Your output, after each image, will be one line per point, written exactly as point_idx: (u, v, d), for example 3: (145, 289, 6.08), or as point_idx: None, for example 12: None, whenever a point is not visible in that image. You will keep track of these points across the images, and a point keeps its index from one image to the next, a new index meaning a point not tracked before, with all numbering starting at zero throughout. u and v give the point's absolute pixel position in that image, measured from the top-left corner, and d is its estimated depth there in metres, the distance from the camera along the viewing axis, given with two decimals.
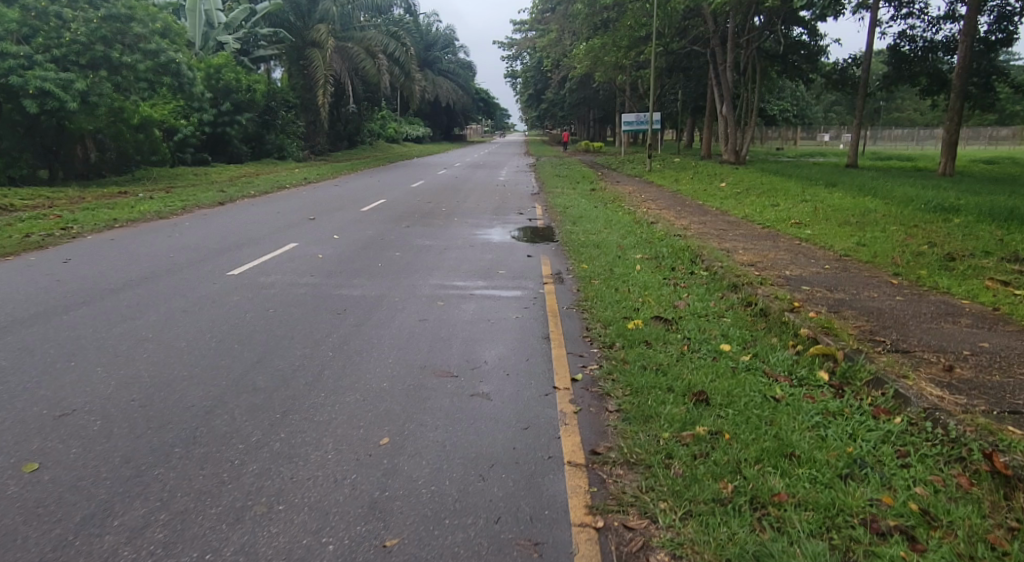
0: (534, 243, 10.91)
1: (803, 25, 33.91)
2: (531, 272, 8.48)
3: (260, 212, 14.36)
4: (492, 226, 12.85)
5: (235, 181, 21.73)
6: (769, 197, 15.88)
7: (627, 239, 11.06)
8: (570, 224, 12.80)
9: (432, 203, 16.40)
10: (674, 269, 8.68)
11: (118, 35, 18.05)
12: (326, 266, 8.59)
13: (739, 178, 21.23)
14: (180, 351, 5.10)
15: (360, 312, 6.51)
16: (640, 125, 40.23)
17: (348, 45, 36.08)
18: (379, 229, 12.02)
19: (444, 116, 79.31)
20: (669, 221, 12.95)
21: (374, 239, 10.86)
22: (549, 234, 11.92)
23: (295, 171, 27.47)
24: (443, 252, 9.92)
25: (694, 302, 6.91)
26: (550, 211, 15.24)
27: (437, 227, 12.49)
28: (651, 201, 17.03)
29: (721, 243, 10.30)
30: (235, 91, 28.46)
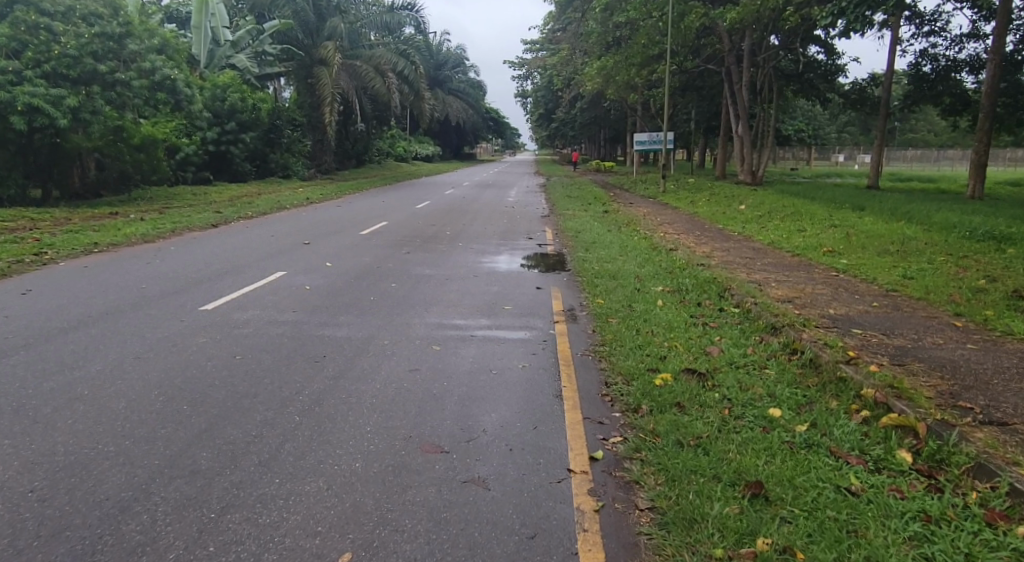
0: (545, 273, 10.05)
1: (820, 44, 33.16)
2: (541, 308, 7.57)
3: (254, 235, 13.59)
4: (499, 252, 12.00)
5: (234, 202, 21.07)
6: (795, 221, 14.96)
7: (645, 269, 10.17)
8: (583, 250, 11.94)
9: (437, 226, 15.60)
10: (701, 305, 7.74)
11: (111, 51, 17.59)
12: (312, 299, 7.74)
13: (760, 200, 20.34)
14: (115, 415, 4.24)
15: (342, 359, 5.63)
16: (653, 144, 39.47)
17: (356, 63, 35.61)
18: (377, 255, 11.19)
19: (453, 136, 79.05)
20: (690, 249, 12.06)
21: (371, 267, 10.04)
22: (560, 262, 11.06)
23: (299, 191, 26.80)
24: (444, 283, 9.06)
25: (728, 348, 5.97)
26: (561, 235, 14.37)
27: (439, 253, 11.64)
28: (668, 225, 16.15)
29: (750, 275, 9.38)
30: (239, 111, 27.80)
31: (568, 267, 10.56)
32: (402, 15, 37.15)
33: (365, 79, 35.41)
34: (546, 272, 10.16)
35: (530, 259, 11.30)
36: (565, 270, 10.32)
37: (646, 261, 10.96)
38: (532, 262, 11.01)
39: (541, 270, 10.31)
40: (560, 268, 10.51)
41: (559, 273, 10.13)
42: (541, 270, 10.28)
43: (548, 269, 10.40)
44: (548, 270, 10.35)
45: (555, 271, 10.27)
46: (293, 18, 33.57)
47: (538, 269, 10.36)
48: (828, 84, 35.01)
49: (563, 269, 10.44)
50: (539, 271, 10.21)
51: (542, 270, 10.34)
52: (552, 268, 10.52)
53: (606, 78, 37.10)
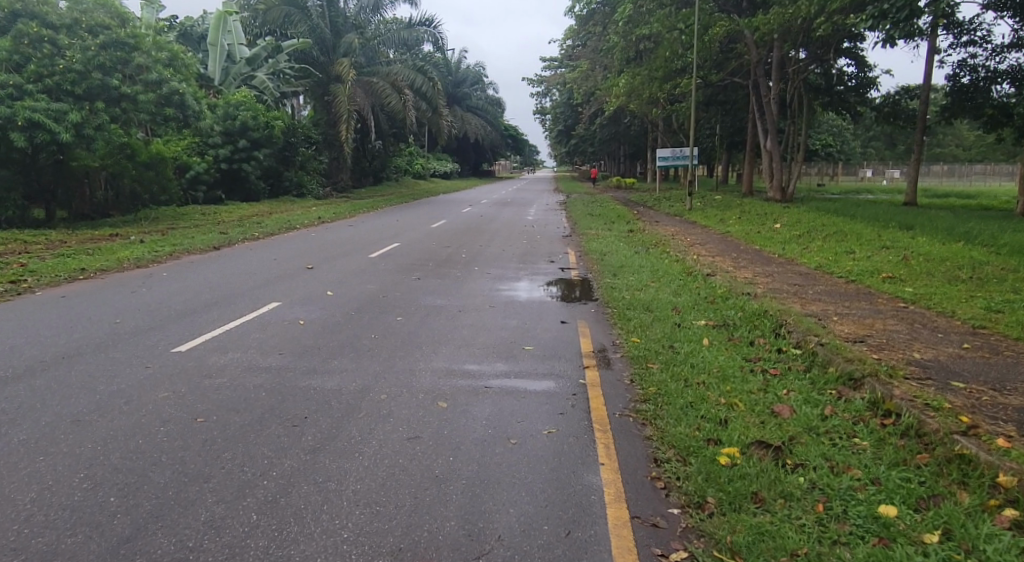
0: (571, 302, 8.99)
1: (849, 56, 32.03)
2: (567, 349, 6.50)
3: (256, 259, 12.72)
4: (518, 277, 10.97)
5: (243, 221, 20.29)
6: (840, 242, 13.82)
7: (682, 298, 9.09)
8: (610, 275, 10.89)
9: (452, 248, 14.64)
10: (754, 346, 6.64)
11: (119, 64, 16.83)
12: (304, 338, 6.72)
13: (796, 218, 19.20)
14: (14, 515, 3.23)
15: (325, 422, 4.58)
16: (676, 160, 38.32)
17: (373, 80, 35.01)
18: (384, 282, 10.21)
19: (472, 154, 78.62)
20: (728, 274, 10.95)
21: (377, 297, 9.05)
22: (587, 289, 9.99)
23: (312, 210, 26.08)
24: (458, 317, 8.01)
25: (801, 407, 4.83)
26: (586, 257, 13.33)
27: (453, 280, 10.61)
28: (701, 246, 15.08)
29: (804, 305, 8.26)
30: (251, 128, 26.92)
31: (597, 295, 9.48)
32: (420, 31, 35.70)
33: (382, 96, 34.77)
34: (572, 301, 9.09)
35: (556, 286, 10.25)
36: (594, 299, 9.26)
37: (681, 288, 9.88)
38: (555, 290, 9.96)
39: (565, 299, 9.26)
40: (587, 296, 9.45)
41: (584, 302, 9.08)
42: (566, 299, 9.22)
43: (575, 298, 9.32)
44: (573, 299, 9.28)
45: (581, 300, 9.20)
46: (310, 35, 33.27)
47: (562, 298, 9.32)
48: (859, 97, 33.78)
49: (591, 298, 9.38)
50: (565, 301, 9.15)
51: (566, 298, 9.30)
52: (580, 296, 9.45)
53: (628, 92, 36.14)
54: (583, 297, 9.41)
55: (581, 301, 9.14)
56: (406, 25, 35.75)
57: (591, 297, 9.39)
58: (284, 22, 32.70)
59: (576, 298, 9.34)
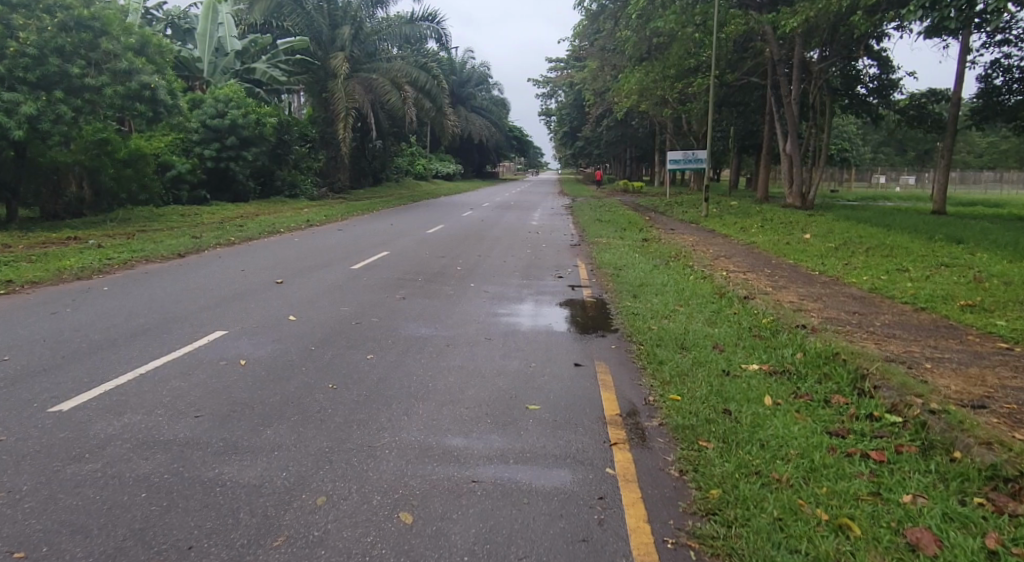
0: (585, 333, 7.39)
1: (873, 56, 30.41)
2: (584, 411, 4.89)
3: (220, 270, 11.07)
4: (522, 298, 9.35)
5: (224, 224, 18.65)
6: (890, 259, 12.21)
7: (722, 330, 7.45)
8: (630, 297, 9.27)
9: (447, 258, 13.04)
10: (835, 409, 4.99)
11: (82, 49, 15.31)
12: (237, 391, 5.06)
13: (828, 228, 17.60)
14: None
15: (221, 558, 2.93)
16: (688, 163, 36.66)
17: (372, 76, 33.45)
18: (363, 303, 8.61)
19: (476, 155, 77.05)
20: (768, 297, 9.32)
21: (349, 324, 7.41)
22: (603, 315, 8.37)
23: (302, 211, 24.50)
24: (445, 355, 6.36)
25: (949, 534, 3.18)
26: (597, 272, 11.71)
27: (444, 301, 8.97)
28: (727, 259, 13.45)
29: (879, 343, 6.63)
30: (242, 125, 25.19)
31: (616, 324, 7.85)
32: (422, 27, 34.56)
33: (381, 93, 33.20)
34: (587, 332, 7.47)
35: (568, 310, 8.62)
36: (613, 329, 7.65)
37: (715, 315, 8.27)
38: (567, 315, 8.33)
39: (577, 329, 7.63)
40: (604, 324, 7.85)
41: (601, 332, 7.46)
42: (578, 329, 7.60)
43: (591, 327, 7.68)
44: (589, 328, 7.66)
45: (596, 329, 7.59)
46: (305, 30, 32.00)
47: (574, 327, 7.69)
48: (883, 99, 32.13)
49: (609, 327, 7.74)
50: (578, 331, 7.52)
51: (579, 327, 7.68)
52: (595, 325, 7.81)
53: (638, 92, 34.57)
54: (600, 325, 7.78)
55: (598, 332, 7.51)
56: (408, 20, 34.57)
57: (609, 326, 7.78)
58: (277, 14, 31.58)
59: (591, 327, 7.72)
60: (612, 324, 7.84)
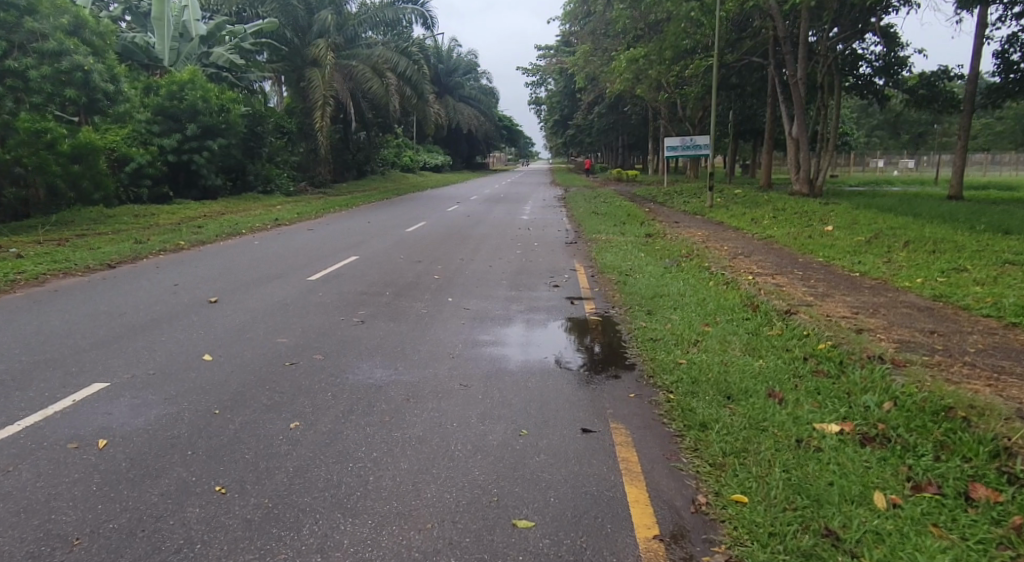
0: (591, 375, 5.58)
1: (880, 34, 28.87)
2: (603, 535, 3.13)
3: (148, 285, 9.19)
4: (511, 317, 7.60)
5: (180, 226, 16.76)
6: (940, 256, 10.57)
7: (772, 363, 5.74)
8: (644, 314, 7.54)
9: (424, 263, 11.27)
10: (988, 515, 3.27)
11: (4, 28, 13.37)
12: (63, 507, 3.23)
13: (850, 218, 16.01)
14: None
15: None
16: (685, 150, 34.93)
17: (351, 62, 31.67)
18: (307, 330, 6.80)
19: (464, 145, 75.04)
20: (813, 310, 7.63)
21: (282, 365, 5.60)
22: (614, 343, 6.58)
23: (275, 208, 22.65)
24: (402, 417, 4.57)
25: None
26: (601, 278, 10.00)
27: (414, 325, 7.16)
28: (748, 257, 11.76)
29: (992, 385, 4.93)
30: (204, 112, 23.31)
31: (632, 358, 6.06)
32: (405, 10, 32.57)
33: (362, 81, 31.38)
34: (594, 372, 5.65)
35: (570, 337, 6.80)
36: (629, 364, 5.87)
37: (757, 339, 6.53)
38: (569, 345, 6.49)
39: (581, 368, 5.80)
40: (613, 359, 6.06)
41: (610, 372, 5.67)
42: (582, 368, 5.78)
43: (598, 365, 5.87)
44: (595, 366, 5.83)
45: (606, 368, 5.76)
46: (279, 14, 29.96)
47: (578, 365, 5.87)
48: (890, 79, 30.57)
49: (622, 361, 5.99)
50: (583, 371, 5.70)
51: (582, 365, 5.86)
52: (604, 361, 5.99)
53: (633, 74, 32.76)
54: (612, 361, 5.97)
55: (608, 370, 5.72)
56: (389, 4, 32.67)
57: (621, 359, 6.00)
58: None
59: (599, 364, 5.91)
60: (624, 357, 6.08)
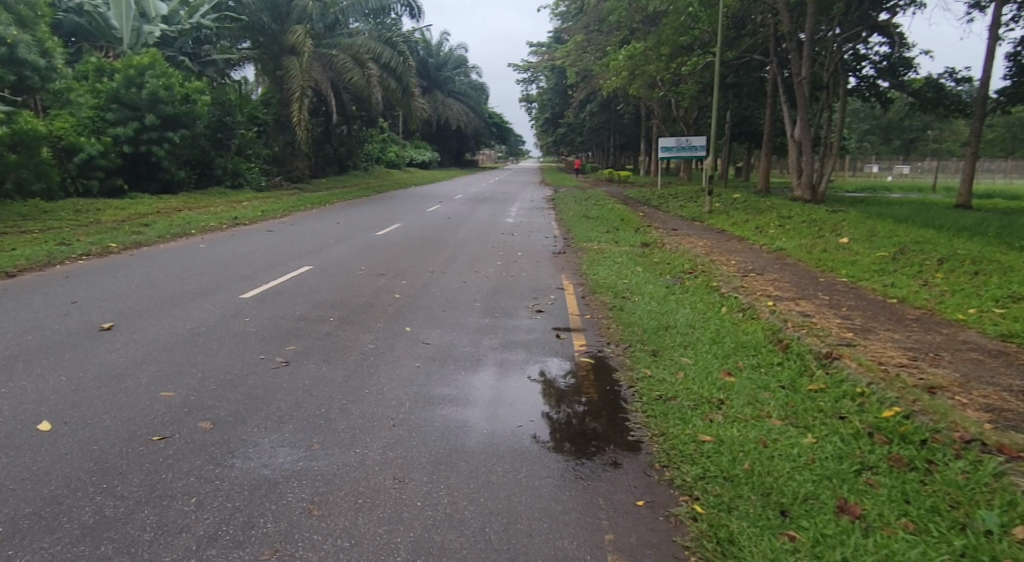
0: (554, 413, 4.76)
1: (887, 34, 27.55)
2: None
3: (39, 301, 7.54)
4: (481, 359, 6.00)
5: (123, 224, 15.04)
6: (989, 280, 9.05)
7: (831, 445, 4.20)
8: (648, 356, 5.99)
9: (385, 277, 9.64)
10: None
11: None
12: None
13: (868, 228, 14.53)
14: None
15: None
16: (680, 151, 33.48)
17: (331, 52, 30.02)
18: (207, 378, 5.17)
19: (454, 141, 73.34)
20: (859, 352, 6.08)
21: (148, 441, 3.98)
22: (607, 390, 5.20)
23: (239, 205, 20.92)
24: (291, 554, 2.95)
25: None
26: (594, 301, 8.44)
27: (356, 369, 5.55)
28: (761, 275, 10.24)
29: None
30: (164, 100, 21.61)
31: (621, 397, 5.03)
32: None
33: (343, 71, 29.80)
34: (557, 409, 4.84)
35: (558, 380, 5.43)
36: (613, 405, 4.88)
37: (798, 400, 5.00)
38: (554, 381, 5.42)
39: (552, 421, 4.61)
40: (605, 437, 4.38)
41: (578, 406, 4.89)
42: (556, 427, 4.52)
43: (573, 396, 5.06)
44: (563, 397, 5.07)
45: (573, 400, 5.00)
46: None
47: (548, 394, 5.13)
48: (896, 81, 29.26)
49: (625, 428, 4.52)
50: (550, 402, 4.96)
51: (554, 394, 5.11)
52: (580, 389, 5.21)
53: (627, 70, 31.31)
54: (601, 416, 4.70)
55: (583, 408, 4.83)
56: None
57: (614, 429, 4.49)
58: None
59: (578, 412, 4.77)
60: (619, 421, 4.61)
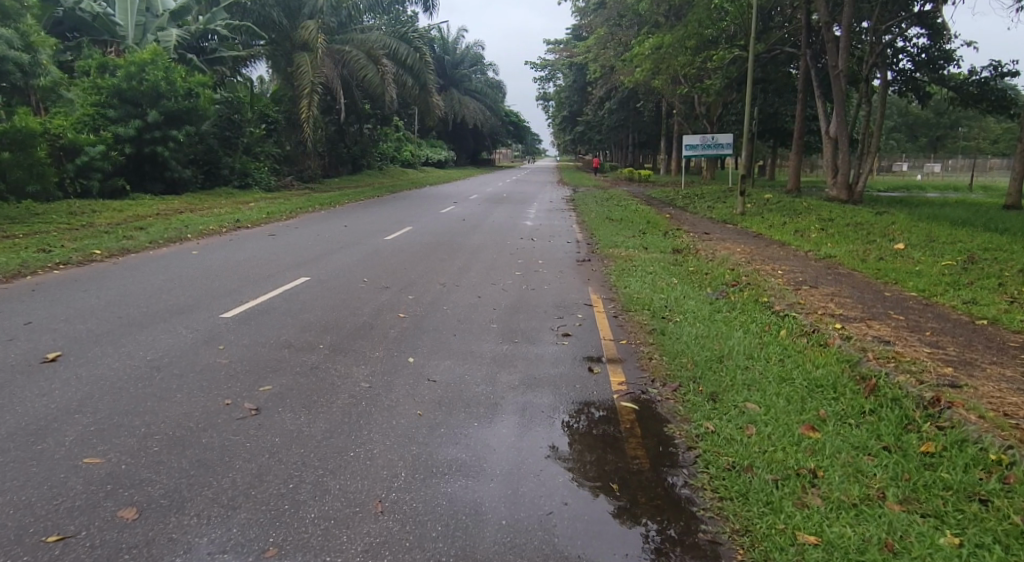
0: (580, 453, 4.08)
1: (926, 26, 26.07)
2: None
3: None
4: (500, 403, 4.86)
5: (116, 228, 14.12)
6: None
7: (986, 554, 3.00)
8: (706, 402, 4.80)
9: (388, 291, 8.55)
10: None
11: None
12: None
13: (925, 233, 13.20)
14: None
15: None
16: (705, 149, 32.15)
17: (344, 48, 29.04)
18: (148, 435, 4.05)
19: (470, 140, 72.34)
20: (970, 397, 4.84)
21: (40, 545, 2.91)
22: (654, 444, 4.20)
23: (245, 207, 19.98)
24: None
25: None
26: (629, 321, 7.32)
27: (341, 421, 4.42)
28: (814, 289, 9.03)
29: None
30: (167, 96, 20.78)
31: (665, 450, 4.09)
32: None
33: (355, 68, 28.85)
34: (583, 447, 4.17)
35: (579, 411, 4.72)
36: (655, 462, 3.96)
37: (916, 473, 3.77)
38: (591, 430, 4.41)
39: (576, 445, 4.17)
40: (655, 522, 3.33)
41: (608, 442, 4.24)
42: (582, 452, 4.09)
43: (591, 430, 4.43)
44: (592, 430, 4.43)
45: (601, 433, 4.38)
46: None
47: (572, 418, 4.60)
48: (935, 76, 27.74)
49: (679, 498, 3.56)
50: (571, 412, 4.72)
51: (578, 406, 4.83)
52: (596, 426, 4.50)
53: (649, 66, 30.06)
54: (627, 481, 3.74)
55: (608, 459, 4.02)
56: None
57: (670, 509, 3.45)
58: None
59: (611, 477, 3.80)
60: (677, 502, 3.51)
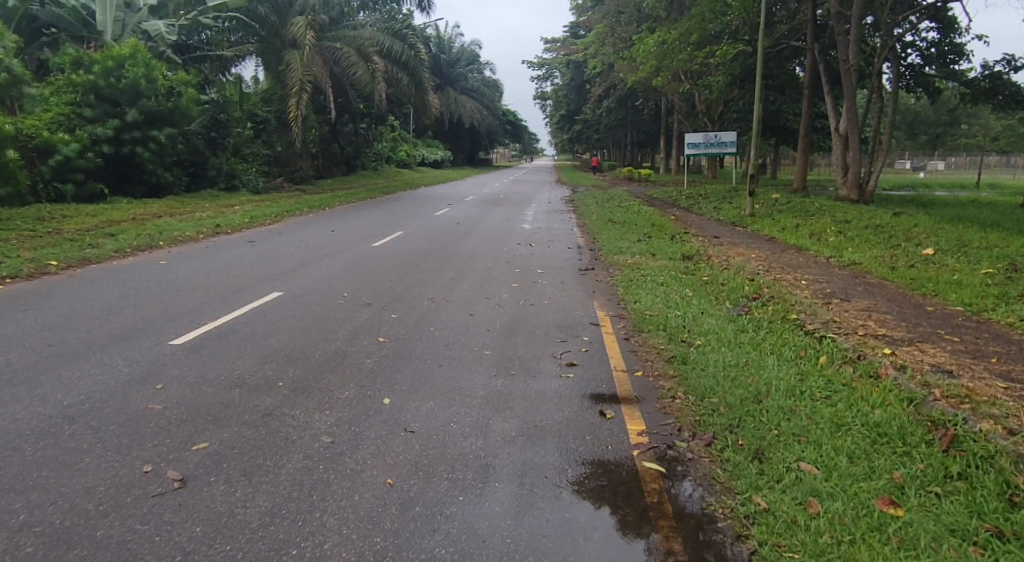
0: (594, 543, 3.13)
1: (937, 19, 25.11)
2: None
3: None
4: (493, 466, 3.88)
5: (83, 235, 13.11)
6: None
7: None
8: (752, 464, 3.83)
9: (368, 308, 7.58)
10: None
11: None
12: None
13: (955, 237, 12.19)
14: None
15: None
16: (708, 147, 31.17)
17: (335, 44, 28.02)
18: (25, 528, 3.06)
19: (467, 140, 71.31)
20: None
21: None
22: (690, 532, 3.25)
23: (228, 210, 18.97)
24: None
25: None
26: (643, 346, 6.34)
27: (286, 497, 3.43)
28: (848, 304, 8.03)
29: None
30: (147, 95, 19.78)
31: (704, 541, 3.16)
32: None
33: (346, 66, 27.83)
34: (598, 532, 3.21)
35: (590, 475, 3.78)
36: None
37: None
38: (607, 508, 3.44)
39: (590, 533, 3.21)
40: None
41: (632, 527, 3.28)
42: (597, 544, 3.13)
43: (605, 508, 3.45)
44: (610, 506, 3.47)
45: (621, 508, 3.45)
46: None
47: (584, 488, 3.64)
48: (946, 71, 26.78)
49: None
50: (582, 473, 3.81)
51: (590, 465, 3.89)
52: (612, 500, 3.54)
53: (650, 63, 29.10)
54: None
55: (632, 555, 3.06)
56: None
57: None
58: None
59: None
60: None
